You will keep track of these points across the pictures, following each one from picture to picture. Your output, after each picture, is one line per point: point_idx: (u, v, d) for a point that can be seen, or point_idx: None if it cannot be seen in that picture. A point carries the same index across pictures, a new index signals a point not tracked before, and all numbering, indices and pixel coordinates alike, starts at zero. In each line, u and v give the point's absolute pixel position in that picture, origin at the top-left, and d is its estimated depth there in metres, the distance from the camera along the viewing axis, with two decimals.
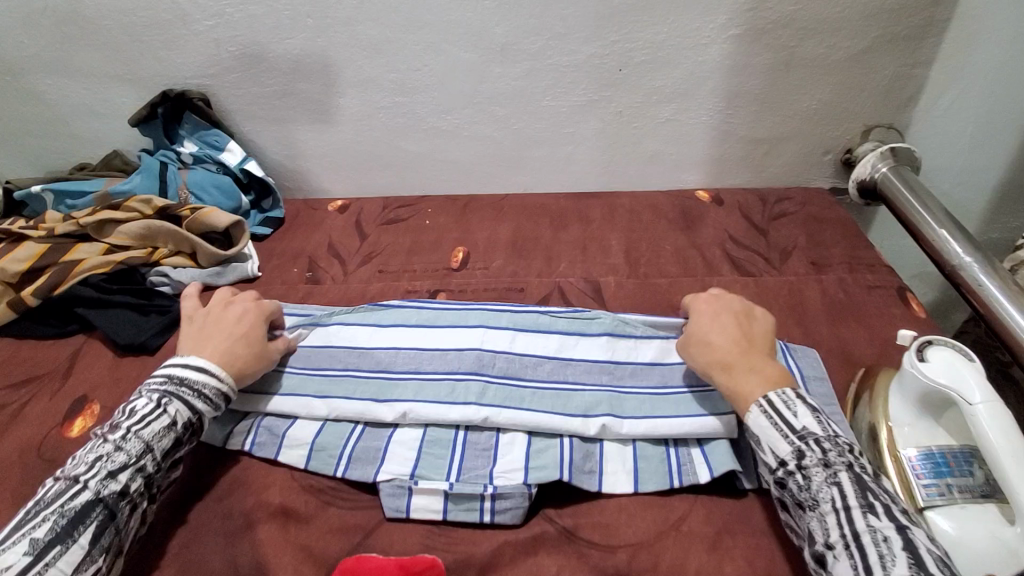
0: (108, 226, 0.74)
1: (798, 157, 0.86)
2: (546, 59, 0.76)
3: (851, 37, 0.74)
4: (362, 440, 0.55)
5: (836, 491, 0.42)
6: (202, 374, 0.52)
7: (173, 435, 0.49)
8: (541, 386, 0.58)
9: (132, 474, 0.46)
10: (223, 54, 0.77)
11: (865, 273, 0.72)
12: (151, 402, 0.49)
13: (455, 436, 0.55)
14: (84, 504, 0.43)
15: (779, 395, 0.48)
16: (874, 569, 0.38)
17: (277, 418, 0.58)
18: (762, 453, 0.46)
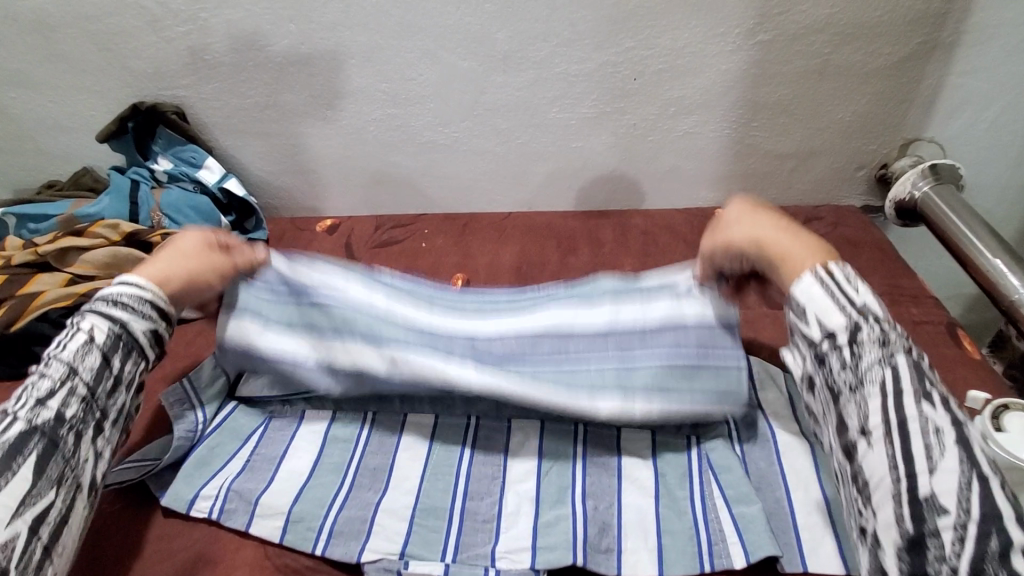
0: (70, 254, 0.67)
1: (830, 173, 0.79)
2: (553, 67, 0.69)
3: (892, 42, 0.67)
4: (346, 510, 0.49)
5: (889, 372, 0.38)
6: (120, 285, 0.46)
7: (97, 350, 0.43)
8: (539, 367, 0.52)
9: (65, 398, 0.41)
10: (199, 64, 0.70)
11: (907, 306, 0.65)
12: (68, 326, 0.44)
13: (453, 506, 0.49)
14: (15, 436, 0.39)
15: (840, 269, 0.42)
16: (915, 460, 0.35)
17: (248, 479, 0.51)
18: (806, 326, 0.42)
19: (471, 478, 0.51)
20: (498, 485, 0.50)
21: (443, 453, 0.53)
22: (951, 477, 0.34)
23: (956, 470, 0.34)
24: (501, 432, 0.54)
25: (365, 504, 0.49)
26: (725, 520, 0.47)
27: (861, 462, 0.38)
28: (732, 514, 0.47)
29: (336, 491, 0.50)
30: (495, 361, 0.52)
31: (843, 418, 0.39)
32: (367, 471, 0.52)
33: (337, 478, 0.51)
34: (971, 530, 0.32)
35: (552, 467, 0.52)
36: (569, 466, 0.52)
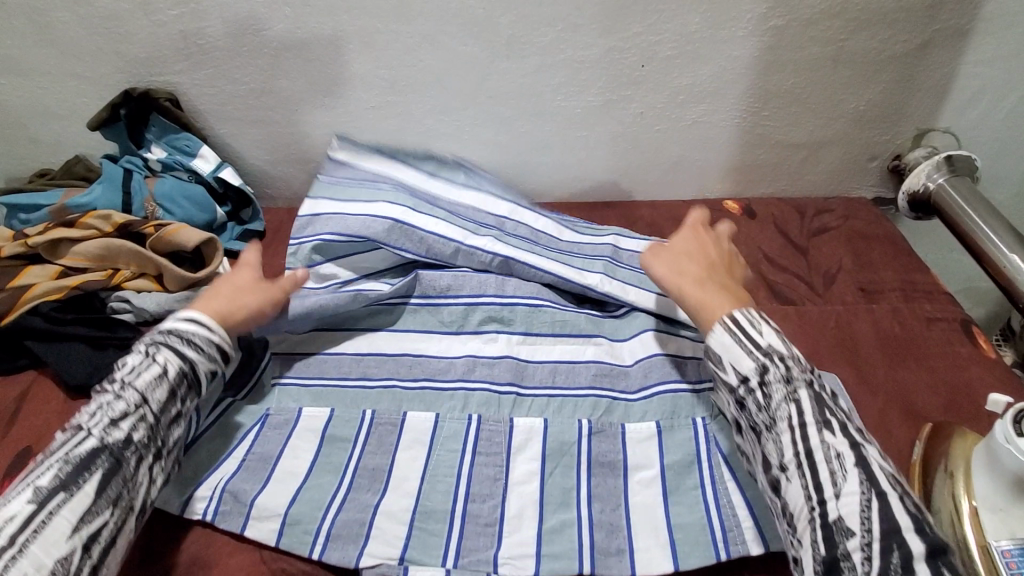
0: (62, 246, 0.66)
1: (841, 164, 0.77)
2: (558, 54, 0.67)
3: (910, 28, 0.64)
4: (345, 512, 0.47)
5: (794, 408, 0.42)
6: (192, 324, 0.49)
7: (165, 384, 0.46)
8: (537, 392, 0.56)
9: (134, 424, 0.44)
10: (191, 48, 0.68)
11: (922, 302, 0.63)
12: (141, 353, 0.46)
13: (454, 509, 0.48)
14: (88, 451, 0.41)
15: (746, 314, 0.47)
16: (824, 487, 0.39)
17: (244, 480, 0.49)
18: (723, 373, 0.45)
19: (472, 480, 0.49)
20: (500, 486, 0.49)
21: (444, 454, 0.51)
22: (853, 501, 0.38)
23: (858, 493, 0.38)
24: (503, 431, 0.53)
25: (364, 506, 0.48)
26: (738, 502, 0.47)
27: (784, 497, 0.41)
28: (744, 496, 0.47)
29: (334, 492, 0.49)
30: (495, 382, 0.56)
31: (767, 458, 0.42)
32: (365, 471, 0.50)
33: (335, 479, 0.50)
34: (875, 548, 0.36)
35: (556, 469, 0.50)
36: (574, 469, 0.50)
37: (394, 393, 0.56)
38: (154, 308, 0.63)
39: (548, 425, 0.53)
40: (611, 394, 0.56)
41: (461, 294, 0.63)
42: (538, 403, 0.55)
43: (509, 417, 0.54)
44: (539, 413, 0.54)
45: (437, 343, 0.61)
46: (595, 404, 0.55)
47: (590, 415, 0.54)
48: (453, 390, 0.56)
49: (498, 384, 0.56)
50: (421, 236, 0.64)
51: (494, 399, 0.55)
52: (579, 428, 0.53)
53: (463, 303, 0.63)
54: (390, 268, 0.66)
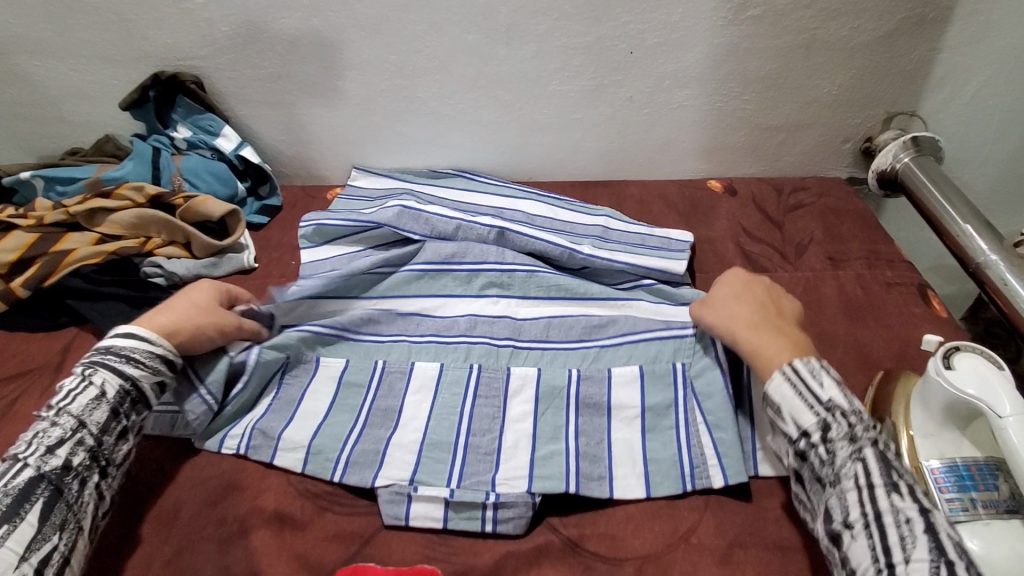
0: (98, 215, 0.72)
1: (816, 146, 0.82)
2: (553, 40, 0.72)
3: (876, 18, 0.70)
4: (361, 443, 0.54)
5: (860, 467, 0.42)
6: (129, 340, 0.51)
7: (104, 405, 0.48)
8: (532, 345, 0.62)
9: (73, 448, 0.46)
10: (215, 34, 0.74)
11: (883, 269, 0.69)
12: (77, 376, 0.49)
13: (457, 441, 0.54)
14: (26, 482, 0.44)
15: (805, 364, 0.47)
16: (893, 550, 0.38)
17: (271, 419, 0.56)
18: (784, 423, 0.46)
19: (473, 418, 0.56)
20: (498, 423, 0.55)
21: (448, 397, 0.58)
22: (923, 567, 0.37)
23: (926, 559, 0.37)
24: (501, 377, 0.59)
25: (377, 438, 0.54)
26: (706, 442, 0.53)
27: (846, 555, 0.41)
28: (713, 438, 0.53)
29: (350, 426, 0.55)
30: (494, 338, 0.63)
31: (828, 512, 0.43)
32: (378, 411, 0.57)
33: (352, 416, 0.56)
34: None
35: (548, 407, 0.57)
36: (563, 409, 0.56)
37: (404, 347, 0.63)
38: (183, 272, 0.70)
39: (541, 372, 0.60)
40: (597, 345, 0.62)
41: (464, 262, 0.68)
42: (533, 355, 0.61)
43: (507, 365, 0.60)
44: (533, 364, 0.61)
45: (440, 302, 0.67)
46: (582, 355, 0.61)
47: (578, 364, 0.60)
48: (455, 344, 0.62)
49: (497, 339, 0.63)
50: (418, 213, 0.71)
51: (493, 352, 0.61)
52: (568, 376, 0.59)
53: (466, 269, 0.68)
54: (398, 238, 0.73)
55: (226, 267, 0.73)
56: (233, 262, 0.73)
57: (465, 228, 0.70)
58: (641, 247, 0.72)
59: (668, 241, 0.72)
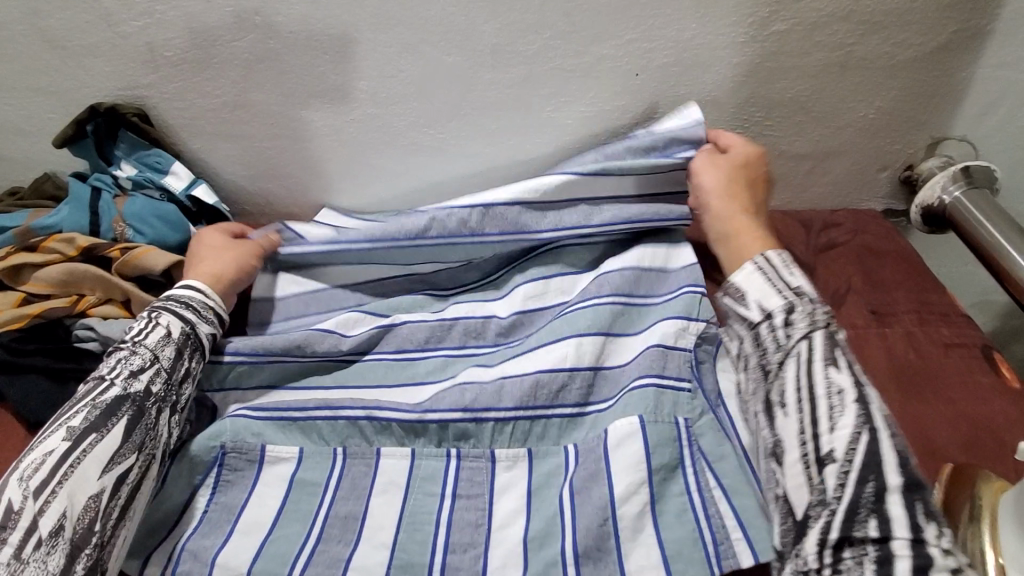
0: (25, 271, 0.63)
1: (849, 175, 0.72)
2: (547, 62, 0.63)
3: (924, 31, 0.60)
4: (313, 566, 0.44)
5: (806, 346, 0.44)
6: (187, 290, 0.56)
7: (173, 342, 0.51)
8: (502, 419, 0.51)
9: (152, 376, 0.49)
10: (160, 60, 0.64)
11: (937, 326, 0.59)
12: (145, 318, 0.52)
13: (433, 562, 0.45)
14: (113, 399, 0.46)
15: (774, 259, 0.50)
16: (821, 422, 0.41)
17: (205, 535, 0.46)
18: (746, 309, 0.48)
19: (451, 527, 0.47)
20: (482, 533, 0.46)
21: (421, 498, 0.48)
22: (846, 434, 0.40)
23: (851, 426, 0.40)
24: (484, 470, 0.50)
25: (334, 559, 0.45)
26: (726, 513, 0.45)
27: (779, 434, 0.43)
28: (732, 506, 0.45)
29: (303, 540, 0.46)
30: (455, 413, 0.51)
31: (768, 398, 0.44)
32: (337, 520, 0.47)
33: (305, 526, 0.47)
34: (852, 476, 0.39)
35: (541, 508, 0.47)
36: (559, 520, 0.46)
37: (361, 425, 0.51)
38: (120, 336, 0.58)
39: (530, 456, 0.50)
40: (592, 415, 0.52)
41: (439, 346, 0.58)
42: (521, 432, 0.51)
43: (490, 451, 0.51)
44: (522, 445, 0.51)
45: (411, 369, 0.56)
46: (578, 433, 0.51)
47: (575, 440, 0.51)
48: (423, 420, 0.51)
49: (475, 409, 0.51)
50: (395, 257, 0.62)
51: (471, 429, 0.51)
52: (566, 455, 0.50)
53: (442, 354, 0.57)
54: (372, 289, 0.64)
55: None
56: None
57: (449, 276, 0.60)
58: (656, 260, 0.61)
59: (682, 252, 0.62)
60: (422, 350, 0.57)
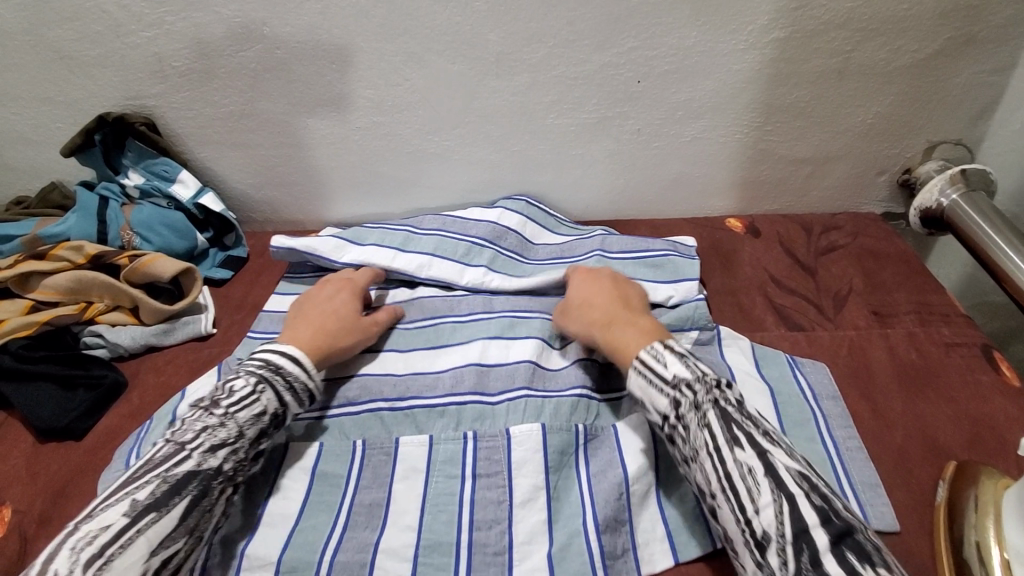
0: (33, 278, 0.62)
1: (849, 179, 0.73)
2: (550, 70, 0.64)
3: (919, 37, 0.61)
4: (342, 552, 0.45)
5: (707, 432, 0.41)
6: (297, 367, 0.51)
7: (260, 424, 0.47)
8: (512, 398, 0.54)
9: (229, 454, 0.45)
10: (168, 71, 0.65)
11: (939, 326, 0.60)
12: (248, 385, 0.48)
13: (459, 541, 0.46)
14: (185, 473, 0.42)
15: (650, 349, 0.48)
16: (746, 506, 0.38)
17: (231, 529, 0.47)
18: (648, 414, 0.45)
19: (475, 506, 0.48)
20: (505, 509, 0.47)
21: (443, 481, 0.50)
22: (771, 510, 0.37)
23: (772, 501, 0.38)
24: (502, 447, 0.51)
25: (362, 545, 0.46)
26: None
27: (721, 524, 0.40)
28: None
29: (328, 530, 0.47)
30: (468, 395, 0.55)
31: (697, 489, 0.42)
32: (361, 508, 0.48)
33: (330, 518, 0.48)
34: (788, 550, 0.36)
35: (562, 502, 0.48)
36: (578, 508, 0.47)
37: (384, 417, 0.54)
38: (128, 343, 0.62)
39: (546, 430, 0.51)
40: (599, 395, 0.55)
41: (452, 344, 0.60)
42: (533, 408, 0.53)
43: (505, 428, 0.52)
44: (536, 419, 0.52)
45: (427, 359, 0.59)
46: (587, 407, 0.53)
47: (584, 420, 0.53)
48: (443, 406, 0.54)
49: (487, 393, 0.55)
50: (421, 269, 0.66)
51: (487, 412, 0.53)
52: (576, 434, 0.51)
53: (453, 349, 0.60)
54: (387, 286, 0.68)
55: (181, 333, 0.64)
56: (189, 327, 0.64)
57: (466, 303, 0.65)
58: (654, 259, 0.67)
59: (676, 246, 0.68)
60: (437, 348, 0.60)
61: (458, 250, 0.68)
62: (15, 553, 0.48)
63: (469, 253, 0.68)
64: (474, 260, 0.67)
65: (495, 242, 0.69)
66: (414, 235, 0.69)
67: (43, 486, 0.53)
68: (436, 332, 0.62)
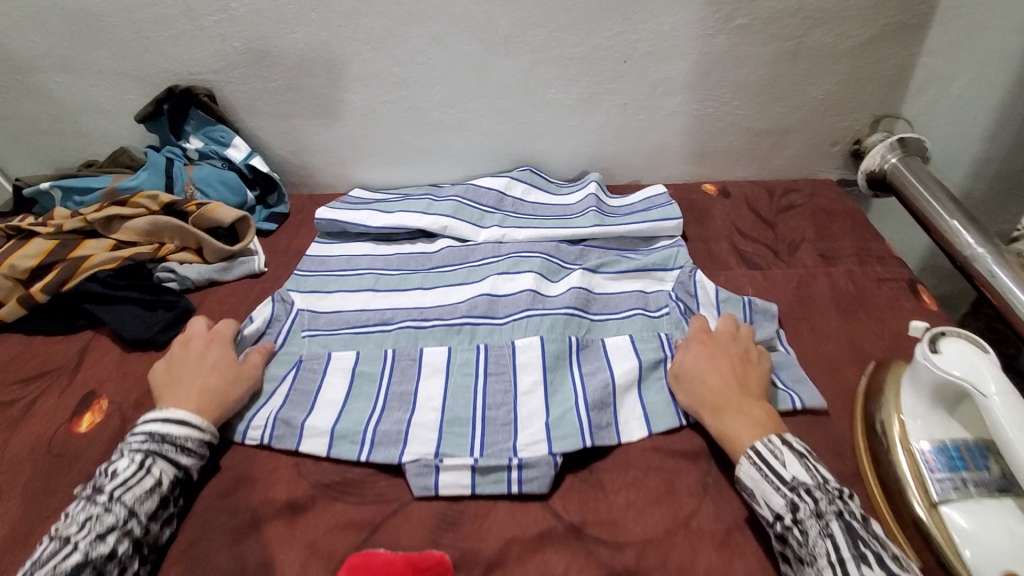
0: (114, 223, 0.74)
1: (808, 149, 0.85)
2: (550, 51, 0.76)
3: (859, 25, 0.73)
4: (382, 424, 0.57)
5: (830, 543, 0.42)
6: (184, 428, 0.52)
7: (156, 495, 0.48)
8: (515, 319, 0.65)
9: (121, 536, 0.46)
10: (228, 50, 0.77)
11: (874, 265, 0.72)
12: (134, 463, 0.49)
13: (475, 416, 0.57)
14: (73, 565, 0.43)
15: (766, 443, 0.48)
16: None
17: (292, 409, 0.58)
18: (758, 507, 0.46)
19: (487, 394, 0.59)
20: (511, 396, 0.59)
21: (461, 377, 0.61)
22: None
23: None
24: (508, 353, 0.62)
25: (397, 420, 0.57)
26: None
27: None
28: None
29: (369, 412, 0.58)
30: (478, 317, 0.66)
31: None
32: (395, 395, 0.60)
33: (370, 402, 0.59)
34: None
35: (557, 390, 0.59)
36: (570, 395, 0.58)
37: (410, 331, 0.66)
38: (195, 276, 0.73)
39: (544, 341, 0.62)
40: (590, 317, 0.66)
41: (467, 281, 0.72)
42: (533, 324, 0.64)
43: (510, 340, 0.64)
44: (535, 332, 0.64)
45: (447, 292, 0.71)
46: (578, 323, 0.65)
47: (577, 333, 0.64)
48: (460, 324, 0.66)
49: (496, 315, 0.66)
50: (444, 228, 0.78)
51: (496, 330, 0.65)
52: (569, 344, 0.63)
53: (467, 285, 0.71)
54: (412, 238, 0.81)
55: (238, 270, 0.76)
56: (245, 265, 0.76)
57: (480, 250, 0.77)
58: (637, 215, 0.79)
59: (651, 201, 0.81)
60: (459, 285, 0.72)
61: (473, 215, 0.80)
62: (117, 428, 0.59)
63: (482, 218, 0.80)
64: (486, 222, 0.80)
65: (500, 207, 0.82)
66: (435, 202, 0.82)
67: (133, 383, 0.63)
68: (454, 273, 0.74)
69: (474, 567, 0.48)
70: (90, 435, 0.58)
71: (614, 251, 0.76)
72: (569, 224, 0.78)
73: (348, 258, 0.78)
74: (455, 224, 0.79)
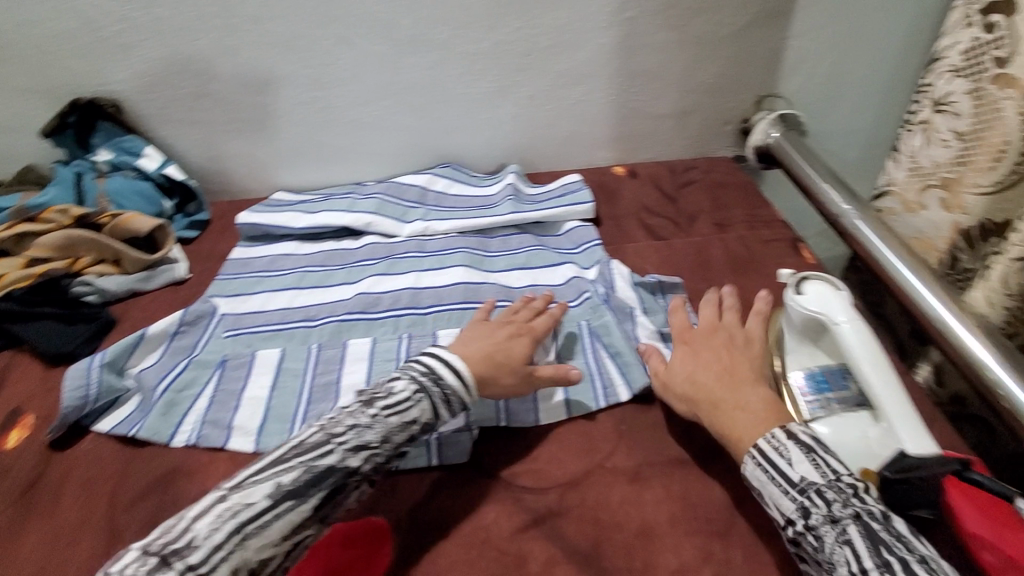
0: (26, 240, 0.73)
1: (701, 129, 0.93)
2: (455, 47, 0.80)
3: (733, 13, 0.81)
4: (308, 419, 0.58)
5: (848, 552, 0.39)
6: (452, 375, 0.51)
7: (408, 430, 0.48)
8: (438, 309, 0.69)
9: (366, 457, 0.46)
10: (132, 60, 0.77)
11: (762, 229, 0.80)
12: (407, 389, 0.49)
13: None
14: (327, 467, 0.44)
15: (771, 439, 0.46)
16: None
17: (219, 411, 0.59)
18: (769, 510, 0.44)
19: None
20: None
21: (382, 364, 0.63)
22: None
23: None
24: (429, 340, 0.65)
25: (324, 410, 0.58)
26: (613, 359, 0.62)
27: None
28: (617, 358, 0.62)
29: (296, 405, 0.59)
30: (400, 310, 0.69)
31: None
32: (318, 387, 0.61)
33: (294, 396, 0.60)
34: None
35: None
36: None
37: (333, 327, 0.68)
38: (115, 288, 0.73)
39: None
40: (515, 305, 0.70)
41: (396, 274, 0.75)
42: (455, 317, 0.68)
43: (432, 330, 0.67)
44: (456, 325, 0.67)
45: (373, 284, 0.73)
46: (500, 314, 0.68)
47: None
48: (384, 317, 0.69)
49: (419, 306, 0.70)
50: (368, 226, 0.81)
51: (418, 319, 0.68)
52: None
53: (393, 279, 0.74)
54: (336, 236, 0.83)
55: (160, 279, 0.76)
56: (167, 274, 0.77)
57: (404, 244, 0.80)
58: (552, 201, 0.84)
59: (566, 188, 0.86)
60: (386, 275, 0.75)
61: (396, 212, 0.83)
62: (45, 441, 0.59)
63: (405, 213, 0.83)
64: (409, 217, 0.83)
65: (423, 202, 0.85)
66: (358, 200, 0.84)
67: (57, 396, 0.63)
68: (380, 266, 0.76)
69: (409, 528, 0.51)
70: (16, 451, 0.58)
71: (532, 235, 0.81)
72: (488, 213, 0.82)
73: (272, 259, 0.79)
74: (380, 224, 0.81)
